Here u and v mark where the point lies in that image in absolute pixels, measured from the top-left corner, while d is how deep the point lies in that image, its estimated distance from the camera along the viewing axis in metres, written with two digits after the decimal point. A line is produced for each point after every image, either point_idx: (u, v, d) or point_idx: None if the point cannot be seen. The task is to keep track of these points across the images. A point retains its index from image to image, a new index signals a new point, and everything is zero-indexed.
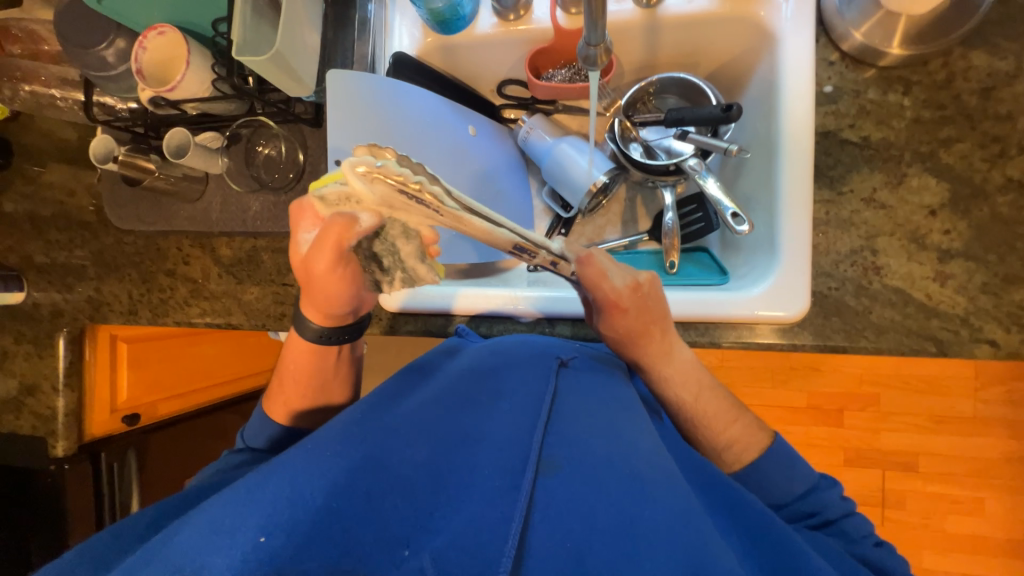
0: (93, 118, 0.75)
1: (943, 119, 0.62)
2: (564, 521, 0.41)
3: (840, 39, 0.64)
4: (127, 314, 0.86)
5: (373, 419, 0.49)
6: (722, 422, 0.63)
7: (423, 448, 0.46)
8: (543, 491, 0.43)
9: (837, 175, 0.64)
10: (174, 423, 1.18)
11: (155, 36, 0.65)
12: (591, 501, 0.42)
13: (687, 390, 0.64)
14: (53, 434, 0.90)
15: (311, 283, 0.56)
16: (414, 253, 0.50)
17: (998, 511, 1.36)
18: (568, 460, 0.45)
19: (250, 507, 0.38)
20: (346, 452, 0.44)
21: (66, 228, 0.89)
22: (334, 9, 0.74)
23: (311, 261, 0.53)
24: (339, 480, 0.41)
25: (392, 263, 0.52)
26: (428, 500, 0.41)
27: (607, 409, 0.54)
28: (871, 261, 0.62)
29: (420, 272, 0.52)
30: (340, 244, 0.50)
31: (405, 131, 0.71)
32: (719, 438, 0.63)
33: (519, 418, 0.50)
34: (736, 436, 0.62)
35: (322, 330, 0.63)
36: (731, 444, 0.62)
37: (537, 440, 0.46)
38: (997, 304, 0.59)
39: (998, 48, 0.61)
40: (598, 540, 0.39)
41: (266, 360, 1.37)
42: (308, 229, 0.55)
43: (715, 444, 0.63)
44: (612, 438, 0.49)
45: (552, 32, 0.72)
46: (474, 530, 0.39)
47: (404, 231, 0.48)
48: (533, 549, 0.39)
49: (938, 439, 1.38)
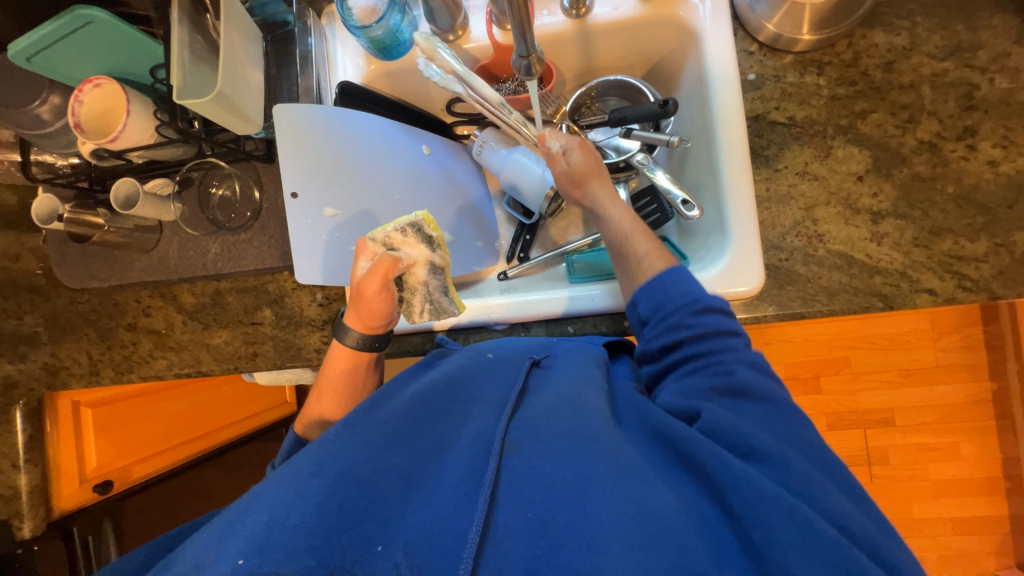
0: (31, 178, 0.73)
1: (856, 94, 0.67)
2: (528, 493, 0.43)
3: (755, 31, 0.70)
4: (88, 375, 0.83)
5: (344, 433, 0.48)
6: (641, 238, 0.64)
7: (394, 453, 0.46)
8: (507, 473, 0.45)
9: (771, 154, 0.68)
10: (152, 483, 1.13)
11: (91, 89, 0.64)
12: (550, 470, 0.44)
13: (623, 209, 0.68)
14: (18, 514, 0.84)
15: (354, 303, 0.64)
16: (439, 288, 0.69)
17: (972, 452, 1.44)
18: (528, 440, 0.47)
19: (233, 538, 0.38)
20: (320, 471, 0.42)
21: (12, 294, 0.85)
22: (275, 45, 0.75)
23: (361, 288, 0.62)
24: (313, 498, 0.40)
25: (420, 303, 0.68)
26: (399, 499, 0.43)
27: (574, 387, 0.53)
28: (813, 230, 0.66)
29: (443, 303, 0.69)
30: (393, 275, 0.63)
31: (351, 162, 0.75)
32: (640, 248, 0.64)
33: (487, 412, 0.52)
34: (652, 248, 0.63)
35: (363, 338, 0.65)
36: (649, 252, 0.63)
37: (500, 427, 0.48)
38: (929, 256, 0.63)
39: (893, 25, 0.67)
40: (558, 504, 0.42)
41: (245, 409, 1.32)
42: (364, 260, 0.66)
43: (636, 253, 0.64)
44: (572, 409, 0.49)
45: (491, 48, 0.75)
46: (441, 518, 0.41)
47: (433, 270, 0.68)
48: (499, 520, 0.42)
49: (908, 391, 1.45)
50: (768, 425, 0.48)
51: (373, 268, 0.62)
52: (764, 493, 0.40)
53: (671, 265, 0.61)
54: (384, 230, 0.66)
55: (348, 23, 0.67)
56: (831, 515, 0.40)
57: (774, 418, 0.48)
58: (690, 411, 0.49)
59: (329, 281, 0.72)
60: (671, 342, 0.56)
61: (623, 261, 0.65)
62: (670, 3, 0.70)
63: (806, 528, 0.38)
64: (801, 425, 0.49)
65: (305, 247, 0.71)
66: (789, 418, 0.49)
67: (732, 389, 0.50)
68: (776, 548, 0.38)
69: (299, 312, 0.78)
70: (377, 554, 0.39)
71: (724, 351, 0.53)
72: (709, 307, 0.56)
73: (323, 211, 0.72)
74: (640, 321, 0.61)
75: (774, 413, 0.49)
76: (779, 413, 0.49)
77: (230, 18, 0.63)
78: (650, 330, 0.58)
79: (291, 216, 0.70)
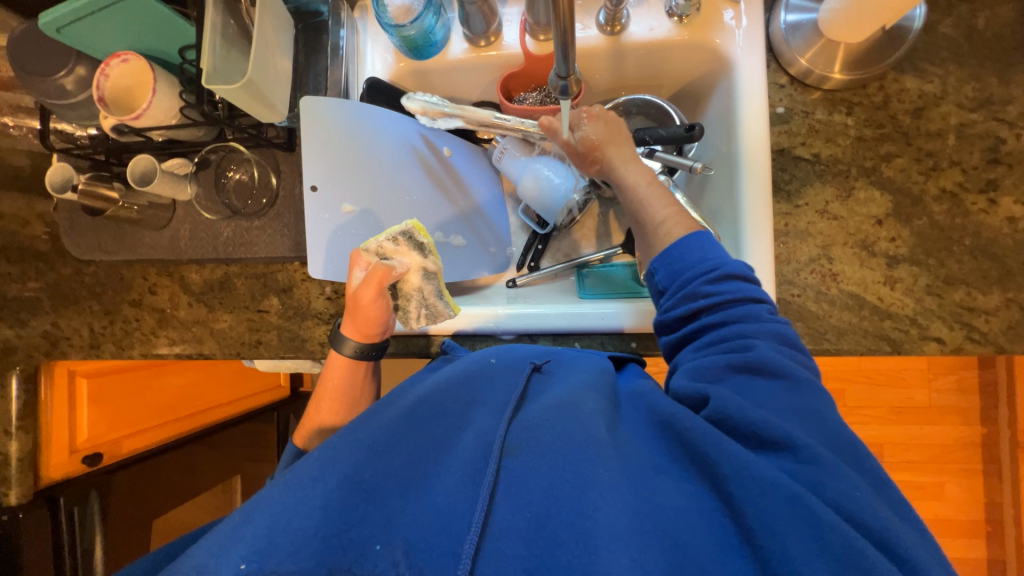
0: (49, 147, 0.72)
1: (882, 137, 0.67)
2: (525, 495, 0.44)
3: (787, 65, 0.69)
4: (88, 348, 0.83)
5: (346, 435, 0.48)
6: (661, 203, 0.64)
7: (394, 457, 0.46)
8: (506, 474, 0.45)
9: (793, 189, 0.68)
10: (147, 457, 1.10)
11: (118, 63, 0.63)
12: (548, 473, 0.45)
13: (641, 173, 0.67)
14: (6, 481, 0.85)
15: (349, 313, 0.66)
16: (433, 292, 0.69)
17: (956, 493, 1.46)
18: (528, 443, 0.47)
19: (236, 541, 0.39)
20: (322, 475, 0.43)
21: (18, 259, 0.84)
22: (305, 33, 0.74)
23: (356, 298, 0.64)
24: (315, 502, 0.41)
25: (416, 309, 0.69)
26: (398, 499, 0.44)
27: (574, 393, 0.53)
28: (827, 269, 0.66)
29: (439, 307, 0.70)
30: (386, 282, 0.65)
31: (371, 159, 0.75)
32: (658, 215, 0.63)
33: (489, 417, 0.52)
34: (672, 214, 0.63)
35: (360, 347, 0.66)
36: (667, 219, 0.62)
37: (501, 429, 0.49)
38: (940, 304, 0.64)
39: (926, 72, 0.67)
40: (555, 505, 0.43)
41: (234, 389, 1.33)
42: (357, 270, 0.67)
43: (653, 220, 0.63)
44: (570, 414, 0.50)
45: (522, 57, 0.74)
46: (440, 515, 0.43)
47: (425, 273, 0.68)
48: (496, 521, 0.42)
49: (899, 429, 1.46)
50: (785, 404, 0.46)
51: (367, 277, 0.65)
52: (765, 485, 0.40)
53: (691, 232, 0.60)
54: (378, 238, 0.67)
55: (382, 20, 0.66)
56: (843, 508, 0.39)
57: (793, 397, 0.47)
58: (699, 395, 0.49)
59: (338, 276, 0.72)
60: (688, 309, 0.55)
61: (643, 229, 0.65)
62: (705, 28, 0.70)
63: (801, 513, 0.38)
64: (822, 405, 0.47)
65: (321, 242, 0.70)
66: (809, 397, 0.47)
67: (749, 365, 0.49)
68: (781, 553, 0.37)
69: (306, 303, 0.78)
70: (376, 553, 0.40)
71: (742, 322, 0.52)
72: (731, 275, 0.54)
73: (340, 207, 0.72)
74: (657, 289, 0.60)
75: (794, 392, 0.47)
76: (800, 392, 0.47)
77: (265, 6, 0.62)
78: (667, 299, 0.58)
79: (309, 209, 0.70)
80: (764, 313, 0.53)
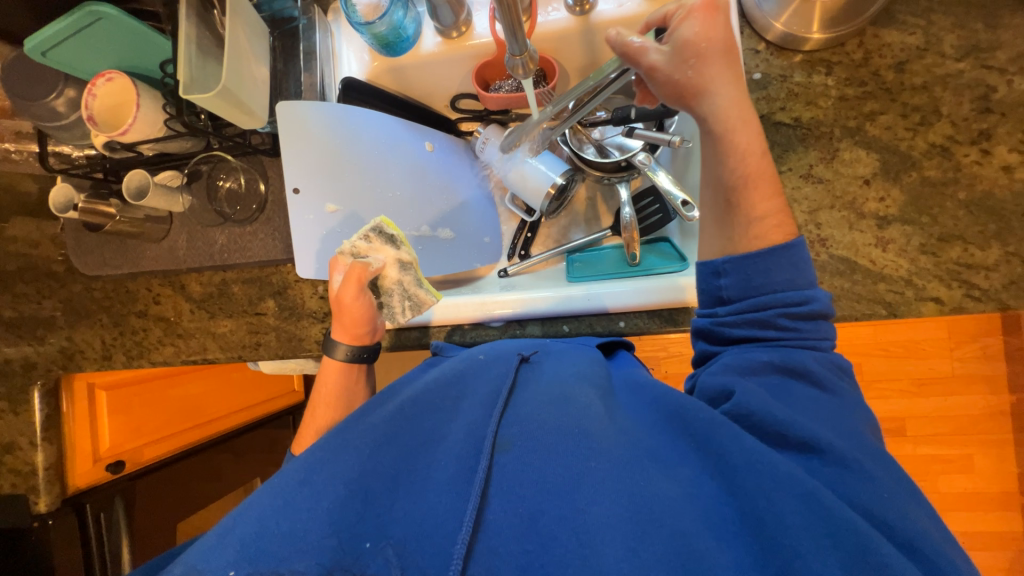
0: (49, 169, 0.75)
1: (865, 95, 0.65)
2: (516, 490, 0.42)
3: (762, 30, 0.68)
4: (101, 359, 0.87)
5: (334, 440, 0.48)
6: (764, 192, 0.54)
7: (383, 456, 0.45)
8: (498, 471, 0.44)
9: (775, 155, 0.67)
10: (161, 465, 1.14)
11: (103, 83, 0.65)
12: (541, 468, 0.43)
13: (757, 141, 0.54)
14: (34, 489, 0.88)
15: (335, 317, 0.68)
16: (413, 283, 0.70)
17: (986, 465, 1.41)
18: (519, 438, 0.46)
19: (218, 557, 0.37)
20: (310, 478, 0.43)
21: (32, 279, 0.88)
22: (282, 40, 0.75)
23: (337, 300, 0.66)
24: (303, 506, 0.40)
25: (400, 300, 0.70)
26: (387, 496, 0.43)
27: (566, 386, 0.52)
28: (816, 234, 0.65)
29: (421, 295, 0.70)
30: (364, 277, 0.66)
31: (356, 157, 0.76)
32: (758, 208, 0.54)
33: (479, 408, 0.51)
34: (771, 210, 0.54)
35: (352, 351, 0.68)
36: (768, 216, 0.53)
37: (491, 424, 0.47)
38: (936, 264, 0.62)
39: (906, 24, 0.65)
40: (548, 500, 0.41)
41: (252, 394, 1.35)
42: (336, 275, 0.68)
43: (749, 213, 0.54)
44: (562, 408, 0.48)
45: (494, 45, 0.75)
46: (433, 516, 0.41)
47: (401, 264, 0.69)
48: (490, 519, 0.41)
49: (922, 401, 1.42)
50: (821, 409, 0.46)
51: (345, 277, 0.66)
52: (777, 477, 0.40)
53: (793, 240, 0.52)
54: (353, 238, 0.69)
55: (352, 19, 0.68)
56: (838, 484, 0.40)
57: (832, 406, 0.46)
58: (725, 390, 0.48)
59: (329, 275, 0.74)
60: (752, 331, 0.51)
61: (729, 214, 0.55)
62: None
63: (812, 502, 0.38)
64: (855, 416, 0.47)
65: (308, 242, 0.72)
66: (846, 411, 0.47)
67: (790, 368, 0.48)
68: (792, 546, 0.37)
69: (301, 303, 0.80)
70: (368, 551, 0.39)
71: (803, 349, 0.50)
72: (816, 313, 0.51)
73: (324, 206, 0.74)
74: (717, 295, 0.55)
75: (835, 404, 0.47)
76: (836, 404, 0.47)
77: (236, 14, 0.64)
78: (727, 310, 0.53)
79: (293, 211, 0.72)
80: (826, 346, 0.51)
